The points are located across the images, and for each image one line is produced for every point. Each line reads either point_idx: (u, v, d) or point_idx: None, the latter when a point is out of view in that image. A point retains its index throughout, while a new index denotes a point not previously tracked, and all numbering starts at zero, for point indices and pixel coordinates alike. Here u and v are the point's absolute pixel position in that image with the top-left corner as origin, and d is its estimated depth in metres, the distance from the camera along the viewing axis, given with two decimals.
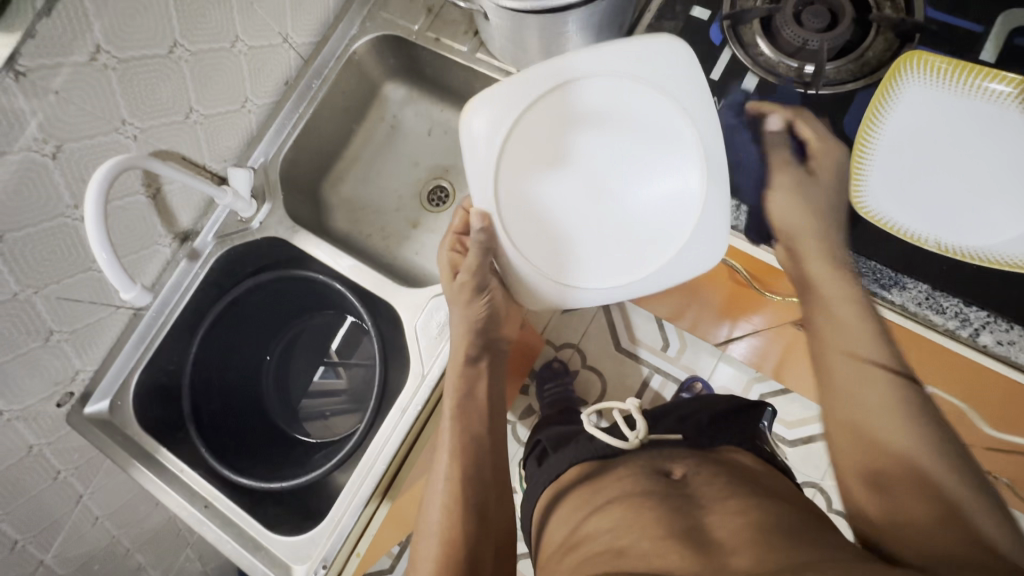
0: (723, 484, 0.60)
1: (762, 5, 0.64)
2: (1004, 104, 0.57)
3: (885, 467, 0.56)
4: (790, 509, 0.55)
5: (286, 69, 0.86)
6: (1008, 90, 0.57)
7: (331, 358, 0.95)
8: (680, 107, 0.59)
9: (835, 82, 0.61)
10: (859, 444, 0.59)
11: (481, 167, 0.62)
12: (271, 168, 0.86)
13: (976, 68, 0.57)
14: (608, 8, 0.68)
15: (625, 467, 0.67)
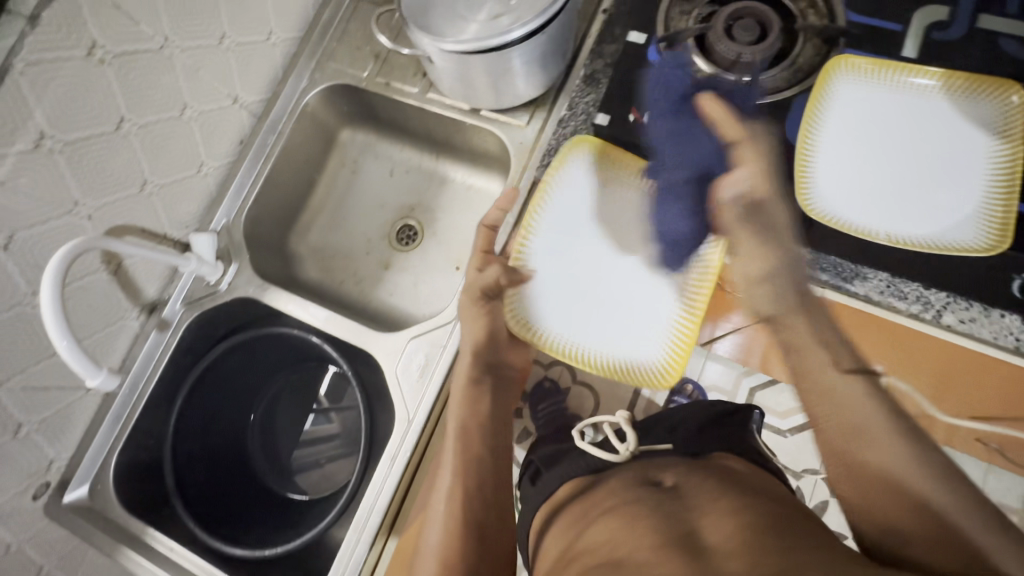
0: (712, 488, 0.60)
1: (694, 24, 0.67)
2: (930, 95, 0.61)
3: (879, 498, 0.49)
4: (780, 508, 0.56)
5: (239, 129, 0.86)
6: (935, 83, 0.61)
7: (320, 404, 0.89)
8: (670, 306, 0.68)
9: (772, 91, 0.64)
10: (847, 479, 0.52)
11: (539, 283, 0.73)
12: (234, 229, 0.86)
13: (898, 66, 0.61)
14: (547, 41, 0.71)
15: (615, 479, 0.67)
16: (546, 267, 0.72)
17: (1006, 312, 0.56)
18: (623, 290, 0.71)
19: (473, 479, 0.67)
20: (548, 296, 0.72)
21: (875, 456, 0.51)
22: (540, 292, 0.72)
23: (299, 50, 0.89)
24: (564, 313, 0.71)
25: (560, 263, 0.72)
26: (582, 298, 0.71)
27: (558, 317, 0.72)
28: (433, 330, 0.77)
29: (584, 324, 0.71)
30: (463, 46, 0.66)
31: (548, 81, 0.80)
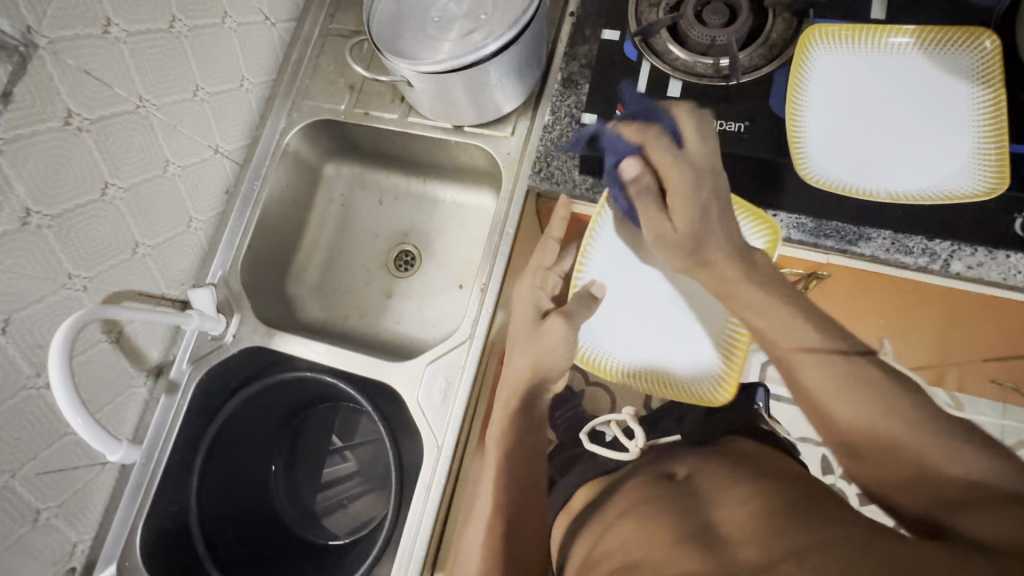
0: (726, 476, 0.59)
1: (664, 16, 0.68)
2: (907, 53, 0.62)
3: (861, 430, 0.50)
4: (797, 488, 0.54)
5: (224, 179, 0.85)
6: (912, 40, 0.62)
7: (336, 445, 0.88)
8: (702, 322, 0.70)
9: (751, 68, 0.64)
10: (823, 423, 0.53)
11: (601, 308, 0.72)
12: (232, 279, 0.84)
13: (871, 28, 0.62)
14: (521, 51, 0.72)
15: (633, 479, 0.67)
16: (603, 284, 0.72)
17: (1011, 252, 0.56)
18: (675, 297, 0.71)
19: (511, 507, 0.63)
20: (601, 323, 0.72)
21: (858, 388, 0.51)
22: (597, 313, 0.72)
23: (273, 92, 0.89)
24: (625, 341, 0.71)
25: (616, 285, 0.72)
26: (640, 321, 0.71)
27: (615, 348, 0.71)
28: (449, 351, 0.75)
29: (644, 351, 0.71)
30: (442, 66, 0.68)
31: (526, 89, 0.80)
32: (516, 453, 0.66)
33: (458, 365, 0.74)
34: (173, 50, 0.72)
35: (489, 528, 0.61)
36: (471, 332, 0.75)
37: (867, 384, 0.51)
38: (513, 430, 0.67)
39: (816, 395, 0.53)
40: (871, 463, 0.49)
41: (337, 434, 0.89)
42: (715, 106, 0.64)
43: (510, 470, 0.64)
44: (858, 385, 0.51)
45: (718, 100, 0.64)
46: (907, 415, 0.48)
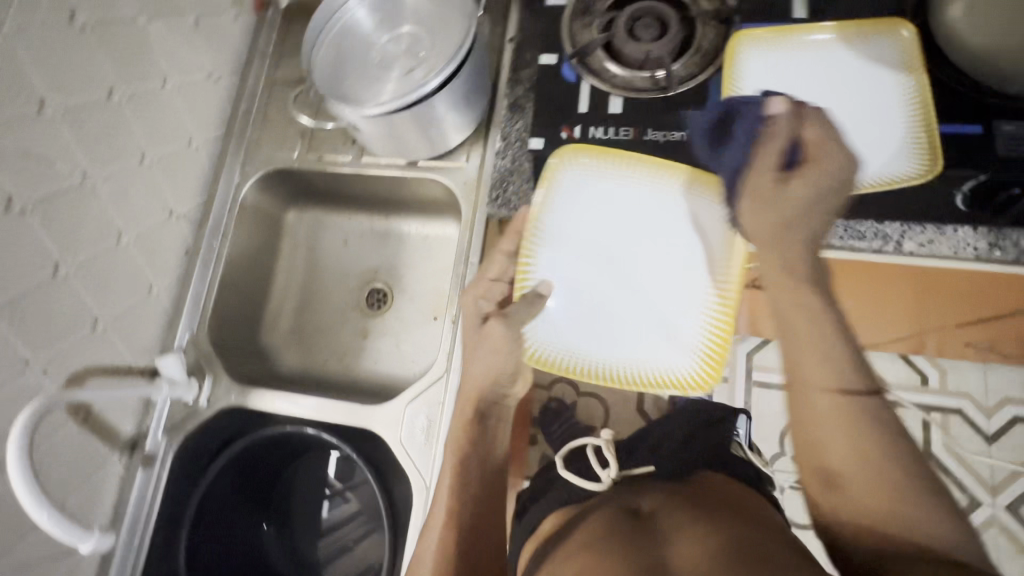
0: (692, 515, 0.55)
1: (597, 35, 0.69)
2: (833, 48, 0.64)
3: (841, 455, 0.50)
4: (759, 532, 0.52)
5: (182, 240, 0.84)
6: (834, 35, 0.64)
7: (334, 487, 0.84)
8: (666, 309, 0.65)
9: (687, 77, 0.66)
10: (803, 434, 0.53)
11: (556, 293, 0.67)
12: (201, 340, 0.83)
13: (795, 29, 0.64)
14: (463, 82, 0.73)
15: (599, 510, 0.61)
16: (553, 277, 0.68)
17: (959, 227, 0.58)
18: (656, 263, 0.66)
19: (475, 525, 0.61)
20: (578, 322, 0.67)
21: (849, 407, 0.51)
22: (552, 306, 0.67)
23: (224, 147, 0.89)
24: (613, 335, 0.66)
25: (577, 271, 0.67)
26: (617, 306, 0.66)
27: (604, 347, 0.66)
28: (427, 388, 0.74)
29: (640, 340, 0.65)
30: (387, 107, 0.69)
31: (475, 118, 0.81)
32: (476, 477, 0.64)
33: (436, 400, 0.74)
34: (113, 119, 0.72)
35: (446, 545, 0.60)
36: (447, 365, 0.74)
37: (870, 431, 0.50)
38: (482, 450, 0.66)
39: (811, 432, 0.53)
40: (841, 483, 0.50)
41: (336, 476, 0.85)
42: (658, 117, 0.66)
43: (473, 490, 0.64)
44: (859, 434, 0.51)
45: (660, 112, 0.66)
46: (898, 472, 0.48)
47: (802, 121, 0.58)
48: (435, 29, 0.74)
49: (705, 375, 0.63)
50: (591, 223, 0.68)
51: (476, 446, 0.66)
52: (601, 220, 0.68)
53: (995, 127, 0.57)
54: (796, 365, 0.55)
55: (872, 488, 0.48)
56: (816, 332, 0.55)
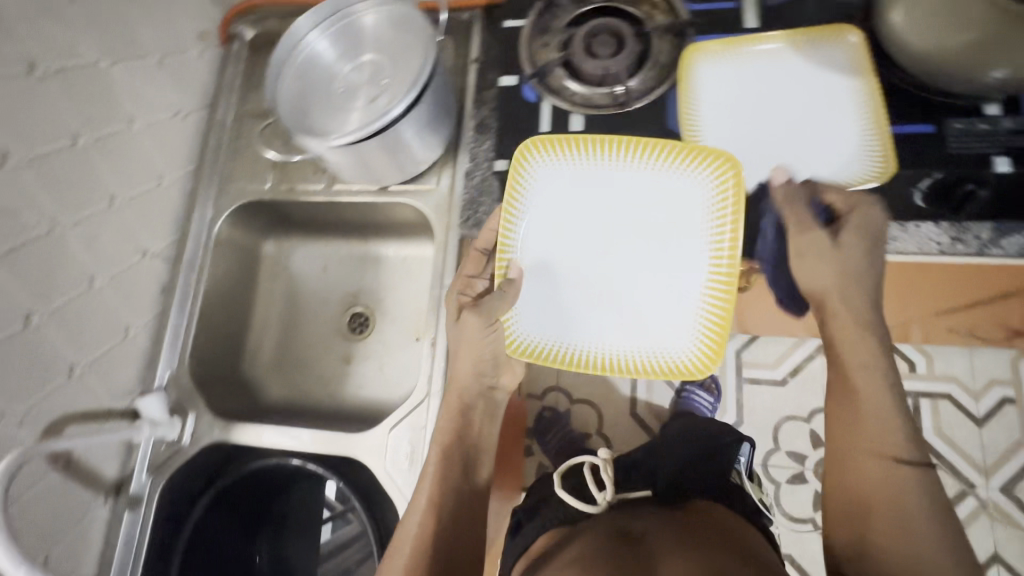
0: (680, 539, 0.60)
1: (555, 55, 0.70)
2: (781, 56, 0.65)
3: (873, 517, 0.56)
4: (735, 554, 0.57)
5: (157, 279, 0.84)
6: (780, 44, 0.65)
7: (331, 511, 0.84)
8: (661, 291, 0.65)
9: (645, 92, 0.67)
10: (840, 489, 0.60)
11: (546, 280, 0.68)
12: (181, 378, 0.82)
13: (742, 39, 0.65)
14: (426, 108, 0.74)
15: (589, 531, 0.66)
16: (534, 267, 0.68)
17: (923, 222, 0.60)
18: (648, 245, 0.66)
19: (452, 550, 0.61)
20: (566, 308, 0.68)
21: (890, 480, 0.56)
22: (534, 295, 0.68)
23: (196, 183, 0.89)
24: (606, 316, 0.67)
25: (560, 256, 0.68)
26: (610, 290, 0.67)
27: (596, 331, 0.67)
28: (410, 413, 0.74)
29: (633, 319, 0.66)
30: (353, 137, 0.69)
31: (444, 140, 0.81)
32: (457, 480, 0.65)
33: (419, 424, 0.74)
34: (79, 165, 0.72)
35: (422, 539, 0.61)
36: (428, 389, 0.75)
37: (911, 498, 0.55)
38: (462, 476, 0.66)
39: (849, 496, 0.58)
40: (863, 540, 0.55)
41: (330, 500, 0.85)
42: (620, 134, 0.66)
43: (450, 511, 0.64)
44: (897, 509, 0.55)
45: (620, 128, 0.67)
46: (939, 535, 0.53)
47: (821, 187, 0.60)
48: (396, 55, 0.75)
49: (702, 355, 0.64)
50: (586, 204, 0.67)
51: (458, 472, 0.66)
52: (580, 202, 0.67)
53: (947, 125, 0.59)
54: (846, 431, 0.60)
55: (907, 547, 0.53)
56: (866, 379, 0.60)
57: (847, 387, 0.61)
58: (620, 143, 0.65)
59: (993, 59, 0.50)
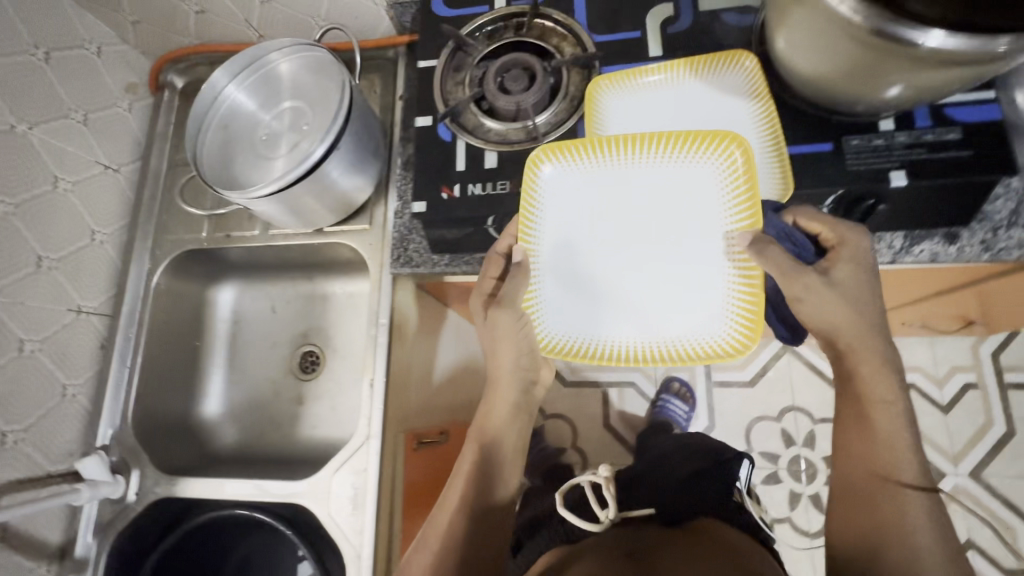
0: (695, 557, 0.58)
1: (469, 93, 0.71)
2: (672, 80, 0.65)
3: (862, 529, 0.59)
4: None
5: (96, 336, 0.84)
6: (663, 77, 0.66)
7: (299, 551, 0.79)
8: (680, 276, 0.62)
9: (557, 124, 0.68)
10: (851, 500, 0.62)
11: (557, 277, 0.66)
12: (125, 435, 0.82)
13: (628, 74, 0.66)
14: (346, 151, 0.74)
15: (594, 547, 0.64)
16: (547, 266, 0.66)
17: None
18: (661, 230, 0.63)
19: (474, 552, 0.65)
20: (592, 311, 0.65)
21: (894, 495, 0.59)
22: (555, 296, 0.66)
23: (131, 236, 0.89)
24: (634, 313, 0.64)
25: (581, 259, 0.65)
26: (626, 280, 0.64)
27: (627, 326, 0.64)
28: (351, 457, 0.75)
29: (665, 310, 0.63)
30: (275, 185, 0.70)
31: (373, 179, 0.82)
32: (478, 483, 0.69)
33: (359, 467, 0.75)
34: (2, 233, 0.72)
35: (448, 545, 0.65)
36: (368, 432, 0.75)
37: (917, 508, 0.58)
38: (487, 487, 0.69)
39: (855, 498, 0.61)
40: (871, 546, 0.58)
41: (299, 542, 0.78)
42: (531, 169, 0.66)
43: (474, 515, 0.67)
44: (907, 528, 0.57)
45: None
46: (934, 543, 0.56)
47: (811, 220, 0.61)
48: (315, 101, 0.75)
49: (737, 340, 0.60)
50: (590, 195, 0.65)
51: (482, 485, 0.69)
52: (590, 199, 0.65)
53: (844, 142, 0.60)
54: (870, 441, 0.62)
55: (912, 552, 0.56)
56: (877, 384, 0.62)
57: (872, 394, 0.62)
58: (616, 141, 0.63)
59: (867, 86, 0.52)
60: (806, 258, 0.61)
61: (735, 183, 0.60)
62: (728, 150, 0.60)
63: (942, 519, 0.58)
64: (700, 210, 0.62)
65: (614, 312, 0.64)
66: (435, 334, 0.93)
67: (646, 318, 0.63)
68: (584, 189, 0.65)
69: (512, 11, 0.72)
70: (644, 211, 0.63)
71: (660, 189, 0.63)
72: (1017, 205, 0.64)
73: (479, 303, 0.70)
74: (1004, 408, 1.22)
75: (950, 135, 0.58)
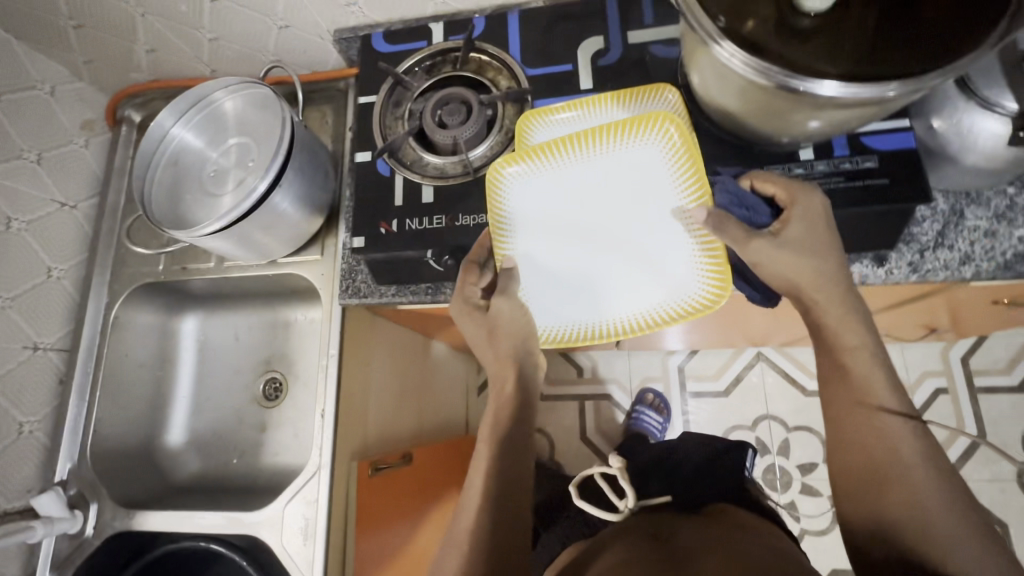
0: (714, 536, 0.62)
1: (407, 127, 0.72)
2: (574, 106, 0.66)
3: (857, 488, 0.55)
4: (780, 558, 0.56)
5: (53, 372, 0.85)
6: (577, 112, 0.66)
7: None
8: (655, 244, 0.61)
9: (493, 158, 0.70)
10: (845, 454, 0.56)
11: (537, 281, 0.64)
12: (83, 469, 0.83)
13: (529, 117, 0.67)
14: (292, 186, 0.75)
15: (619, 532, 0.68)
16: (528, 271, 0.64)
17: None
18: (623, 207, 0.61)
19: (502, 542, 0.58)
20: (580, 300, 0.64)
21: (883, 442, 0.54)
22: (544, 295, 0.65)
23: (88, 270, 0.90)
24: (622, 297, 0.63)
25: (558, 255, 0.63)
26: (605, 259, 0.62)
27: (624, 297, 0.62)
28: (303, 487, 0.76)
29: (649, 289, 0.62)
30: (222, 222, 0.70)
31: (324, 209, 0.83)
32: (505, 448, 0.63)
33: (310, 496, 0.76)
34: None
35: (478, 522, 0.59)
36: (319, 462, 0.76)
37: (910, 450, 0.53)
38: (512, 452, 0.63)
39: (846, 452, 0.56)
40: (869, 504, 0.53)
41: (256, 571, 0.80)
42: (468, 203, 0.68)
43: (499, 481, 0.61)
44: (900, 470, 0.53)
45: (471, 195, 0.68)
46: (936, 488, 0.51)
47: (761, 182, 0.58)
48: (260, 138, 0.77)
49: (721, 281, 0.58)
50: (548, 196, 0.63)
51: (508, 449, 0.63)
52: (550, 201, 0.63)
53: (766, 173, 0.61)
54: (852, 387, 0.57)
55: (913, 501, 0.51)
56: (845, 331, 0.57)
57: (842, 343, 0.58)
58: (551, 147, 0.62)
59: (786, 128, 0.54)
60: (758, 221, 0.59)
61: (682, 159, 0.59)
62: (662, 124, 0.59)
63: (933, 446, 0.54)
64: (653, 180, 0.60)
65: (605, 290, 0.63)
66: (395, 356, 0.94)
67: (639, 287, 0.62)
68: (541, 187, 0.63)
69: (449, 46, 0.74)
70: (601, 193, 0.62)
71: (610, 170, 0.61)
72: (942, 227, 0.66)
73: (472, 323, 0.66)
74: (975, 412, 1.23)
75: (867, 163, 0.60)
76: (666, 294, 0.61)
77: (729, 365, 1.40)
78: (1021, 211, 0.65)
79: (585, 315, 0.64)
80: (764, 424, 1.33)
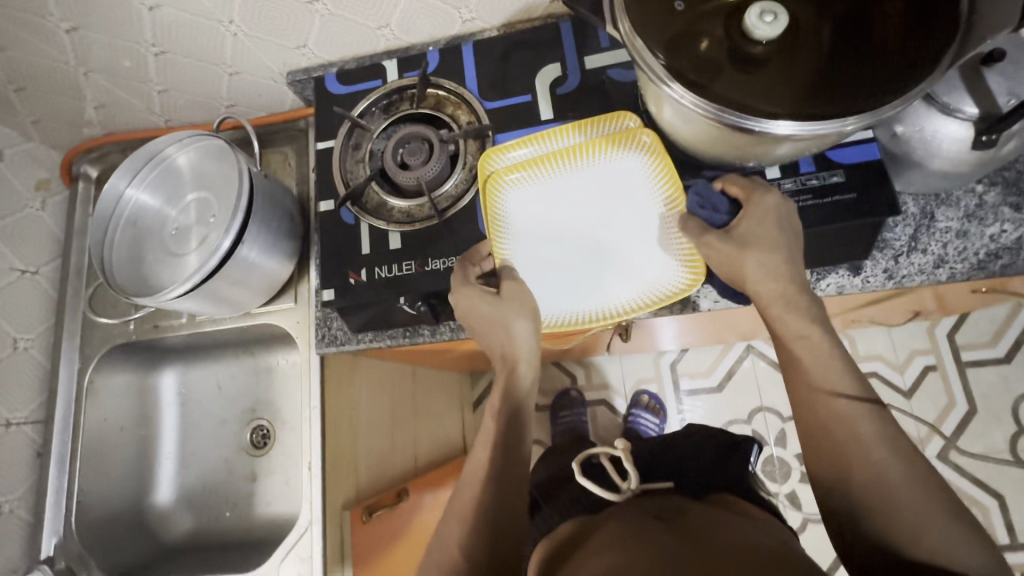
0: (724, 519, 0.61)
1: (369, 171, 0.71)
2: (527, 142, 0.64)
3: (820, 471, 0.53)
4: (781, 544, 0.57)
5: (30, 447, 0.84)
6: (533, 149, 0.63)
7: None
8: (643, 232, 0.60)
9: (458, 197, 0.68)
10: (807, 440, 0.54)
11: (537, 288, 0.62)
12: (70, 542, 0.82)
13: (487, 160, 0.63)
14: (258, 238, 0.73)
15: (617, 510, 0.68)
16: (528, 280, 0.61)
17: None
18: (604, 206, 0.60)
19: (500, 529, 0.56)
20: (583, 296, 0.61)
21: (842, 428, 0.51)
22: (548, 297, 0.61)
23: (56, 337, 0.88)
24: (622, 282, 0.60)
25: (553, 259, 0.61)
26: (598, 254, 0.60)
27: (623, 283, 0.60)
28: (296, 542, 0.75)
29: (643, 276, 0.60)
30: (188, 284, 0.67)
31: (293, 254, 0.81)
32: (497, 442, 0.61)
33: (307, 539, 0.75)
34: None
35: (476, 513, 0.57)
36: (311, 517, 0.75)
37: (869, 431, 0.51)
38: (516, 436, 0.61)
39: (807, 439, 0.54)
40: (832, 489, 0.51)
41: None
42: (436, 247, 0.66)
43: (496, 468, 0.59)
44: (862, 455, 0.50)
45: (439, 238, 0.66)
46: (900, 468, 0.49)
47: (727, 181, 0.58)
48: (219, 191, 0.74)
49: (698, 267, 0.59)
50: (531, 212, 0.61)
51: (513, 428, 0.61)
52: (534, 216, 0.61)
53: None
54: (806, 373, 0.54)
55: (877, 486, 0.49)
56: (792, 316, 0.55)
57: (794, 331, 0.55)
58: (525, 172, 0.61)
59: (752, 155, 0.52)
60: (715, 223, 0.58)
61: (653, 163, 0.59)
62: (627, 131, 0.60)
63: (889, 423, 0.51)
64: (629, 179, 0.60)
65: (605, 280, 0.61)
66: (380, 391, 0.92)
67: (637, 271, 0.60)
68: (521, 206, 0.61)
69: (404, 83, 0.73)
70: (581, 199, 0.61)
71: (586, 176, 0.61)
72: (914, 231, 0.65)
73: (479, 306, 0.60)
74: (964, 388, 1.24)
75: (833, 178, 0.59)
76: (663, 273, 0.60)
77: (720, 360, 1.40)
78: (989, 209, 0.65)
79: (591, 307, 0.61)
80: (759, 417, 1.33)
